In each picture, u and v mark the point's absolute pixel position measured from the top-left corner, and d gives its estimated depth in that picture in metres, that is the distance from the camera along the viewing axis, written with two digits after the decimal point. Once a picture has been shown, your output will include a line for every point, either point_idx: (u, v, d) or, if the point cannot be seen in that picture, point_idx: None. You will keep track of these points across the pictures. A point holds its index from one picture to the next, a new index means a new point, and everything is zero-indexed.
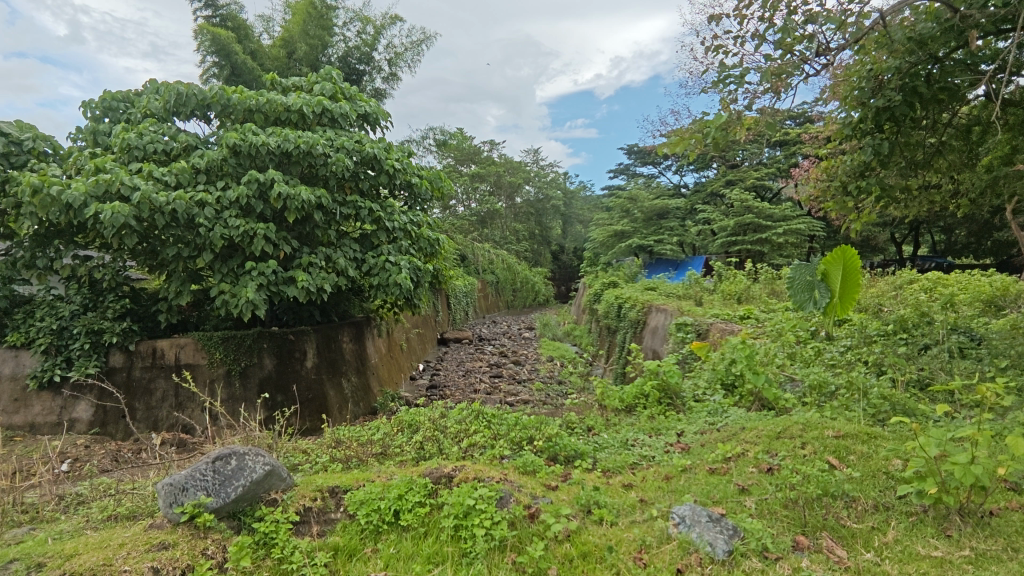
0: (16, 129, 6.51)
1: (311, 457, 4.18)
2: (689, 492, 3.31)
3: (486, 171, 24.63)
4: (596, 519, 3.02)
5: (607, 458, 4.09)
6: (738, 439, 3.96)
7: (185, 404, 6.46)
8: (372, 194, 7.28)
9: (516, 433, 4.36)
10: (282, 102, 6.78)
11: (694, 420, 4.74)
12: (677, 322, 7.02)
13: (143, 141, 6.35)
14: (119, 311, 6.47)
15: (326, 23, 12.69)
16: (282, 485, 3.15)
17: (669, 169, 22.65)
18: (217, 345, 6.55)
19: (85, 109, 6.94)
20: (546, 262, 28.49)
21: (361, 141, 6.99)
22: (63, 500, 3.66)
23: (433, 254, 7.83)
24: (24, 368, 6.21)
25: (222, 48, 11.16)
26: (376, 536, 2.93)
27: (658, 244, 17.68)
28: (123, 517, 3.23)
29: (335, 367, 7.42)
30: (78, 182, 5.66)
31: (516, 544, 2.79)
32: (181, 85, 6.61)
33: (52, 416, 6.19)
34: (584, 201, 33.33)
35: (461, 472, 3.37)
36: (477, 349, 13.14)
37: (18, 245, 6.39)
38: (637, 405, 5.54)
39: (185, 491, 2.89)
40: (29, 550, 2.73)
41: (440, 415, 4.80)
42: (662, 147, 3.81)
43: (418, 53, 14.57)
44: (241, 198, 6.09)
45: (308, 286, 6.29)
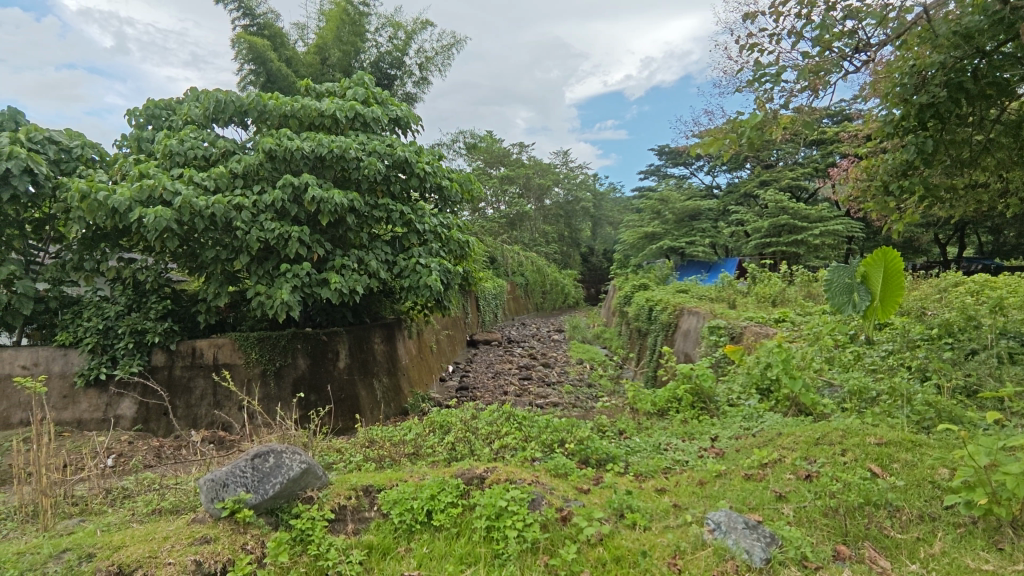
0: (66, 137, 6.79)
1: (345, 456, 4.25)
2: (724, 498, 3.25)
3: (515, 173, 24.71)
4: (629, 524, 2.98)
5: (640, 462, 4.05)
6: (774, 444, 3.88)
7: (223, 402, 6.66)
8: (403, 197, 7.37)
9: (547, 435, 4.35)
10: (316, 108, 6.92)
11: (728, 425, 4.65)
12: (709, 325, 6.91)
13: (184, 147, 6.56)
14: (161, 312, 6.69)
15: (359, 29, 12.92)
16: (317, 483, 3.21)
17: (701, 169, 22.32)
18: (253, 345, 6.73)
19: (130, 117, 7.21)
20: (576, 265, 28.40)
21: (392, 144, 7.09)
22: (110, 494, 3.80)
23: (463, 256, 7.87)
24: (72, 366, 6.44)
25: (258, 55, 11.47)
26: (409, 535, 2.96)
27: (690, 246, 17.44)
28: (166, 512, 3.34)
29: (367, 368, 7.52)
30: (123, 187, 5.88)
31: (548, 547, 2.79)
32: (220, 93, 6.81)
33: (98, 412, 6.43)
34: (614, 203, 33.12)
35: (493, 473, 3.38)
36: (507, 351, 13.17)
37: (67, 248, 6.67)
38: (670, 410, 5.48)
39: (225, 488, 2.95)
40: (80, 541, 2.84)
41: (471, 416, 4.82)
42: (696, 148, 3.76)
43: (448, 57, 14.69)
44: (276, 202, 6.24)
45: (341, 288, 6.39)
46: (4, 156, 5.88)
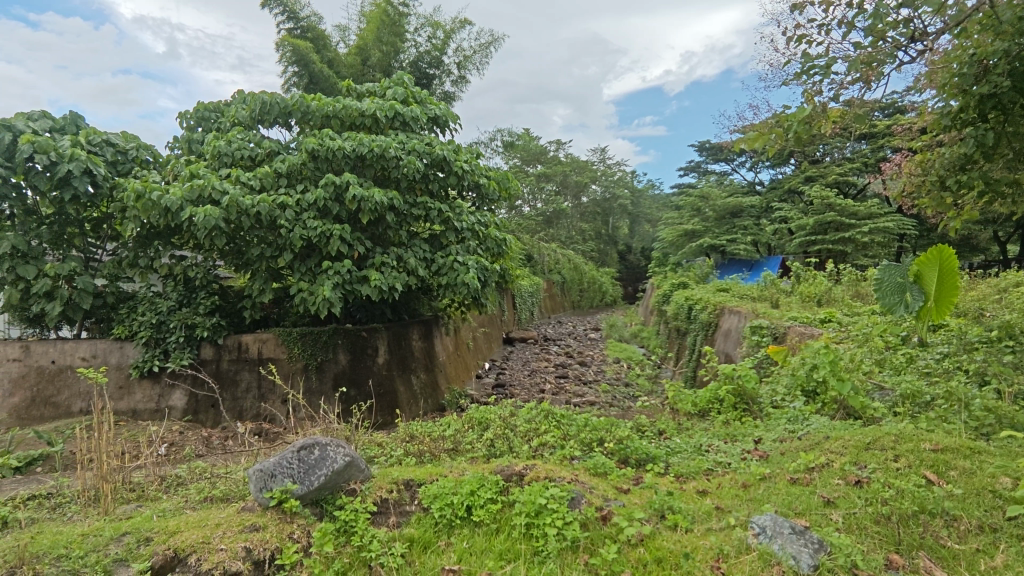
0: (122, 139, 7.11)
1: (386, 450, 4.31)
2: (769, 502, 3.17)
3: (552, 171, 24.65)
4: (670, 525, 2.94)
5: (681, 463, 3.98)
6: (821, 448, 3.76)
7: (268, 396, 6.87)
8: (441, 195, 7.44)
9: (586, 434, 4.33)
10: (357, 108, 7.05)
11: (772, 427, 4.53)
12: (751, 325, 6.75)
13: (232, 148, 6.78)
14: (209, 307, 6.93)
15: (399, 30, 13.09)
16: (360, 476, 3.27)
17: (743, 165, 21.78)
18: (296, 341, 6.90)
19: (182, 119, 7.49)
20: (613, 262, 28.14)
21: (431, 143, 7.16)
22: (164, 481, 3.96)
23: (501, 254, 7.88)
24: (127, 358, 6.74)
25: (302, 57, 11.75)
26: (449, 530, 2.99)
27: (731, 243, 17.05)
28: (217, 499, 3.46)
29: (405, 364, 7.63)
30: (175, 187, 6.11)
31: (588, 546, 2.77)
32: (265, 95, 7.00)
33: (152, 403, 6.71)
34: (653, 200, 32.66)
35: (532, 471, 3.39)
36: (543, 350, 13.15)
37: (124, 246, 6.98)
38: (711, 411, 5.37)
39: (274, 478, 3.06)
40: (138, 525, 2.97)
41: (509, 413, 4.84)
42: (739, 143, 3.66)
43: (487, 55, 14.72)
44: (319, 201, 6.39)
45: (380, 285, 6.50)
46: (66, 158, 6.18)
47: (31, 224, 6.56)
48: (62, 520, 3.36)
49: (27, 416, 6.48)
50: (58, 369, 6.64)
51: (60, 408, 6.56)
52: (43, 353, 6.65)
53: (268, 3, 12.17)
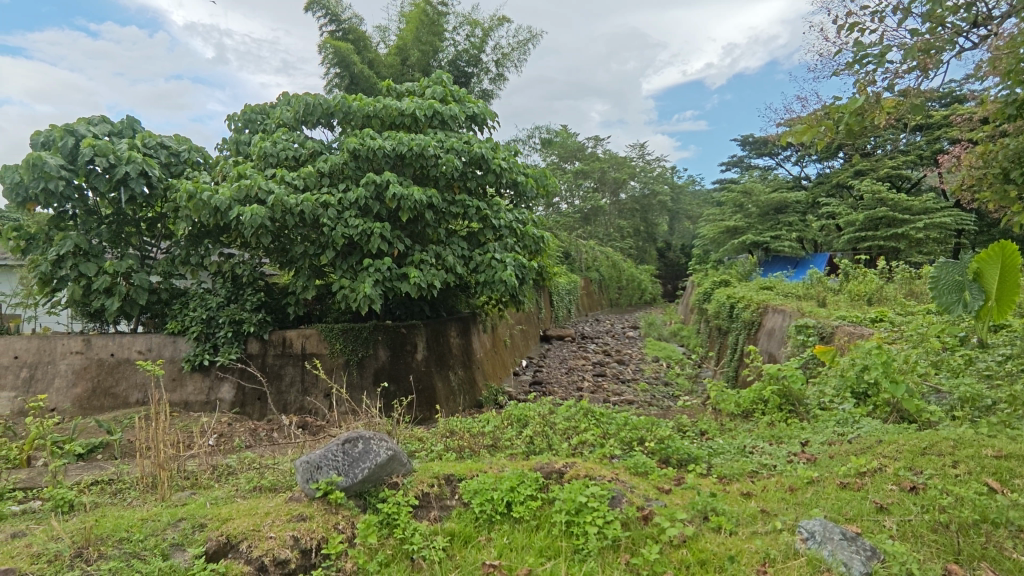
0: (175, 142, 7.40)
1: (426, 445, 4.36)
2: (819, 506, 3.07)
3: (590, 167, 24.46)
4: (714, 527, 2.88)
5: (724, 464, 3.89)
6: (873, 452, 3.62)
7: (310, 389, 7.06)
8: (479, 193, 7.49)
9: (626, 433, 4.29)
10: (397, 107, 7.14)
11: (820, 429, 4.39)
12: (796, 324, 6.55)
13: (277, 149, 6.97)
14: (256, 303, 7.15)
15: (437, 29, 13.19)
16: (403, 470, 3.32)
17: (788, 160, 21.14)
18: (337, 336, 7.05)
19: (230, 122, 7.75)
20: (652, 260, 27.74)
21: (469, 141, 7.20)
22: (216, 470, 4.11)
23: (538, 252, 7.87)
24: (180, 352, 7.02)
25: (343, 59, 11.98)
26: (490, 525, 3.01)
27: (775, 240, 16.57)
28: (265, 489, 3.57)
29: (443, 360, 7.71)
30: (224, 187, 6.32)
31: (630, 545, 2.75)
32: (309, 96, 7.17)
33: (202, 395, 6.97)
34: (693, 196, 32.02)
35: (572, 469, 3.39)
36: (580, 348, 13.09)
37: (176, 244, 7.27)
38: (755, 411, 5.24)
39: (319, 469, 3.13)
40: (193, 511, 3.09)
41: (548, 411, 4.84)
42: (787, 137, 3.53)
43: (524, 52, 14.71)
44: (360, 200, 6.51)
45: (419, 282, 6.59)
46: (124, 160, 6.48)
47: (91, 223, 6.90)
48: (122, 505, 3.53)
49: (88, 406, 6.83)
50: (116, 362, 6.98)
51: (118, 399, 6.90)
52: (102, 346, 6.99)
53: (311, 7, 12.46)
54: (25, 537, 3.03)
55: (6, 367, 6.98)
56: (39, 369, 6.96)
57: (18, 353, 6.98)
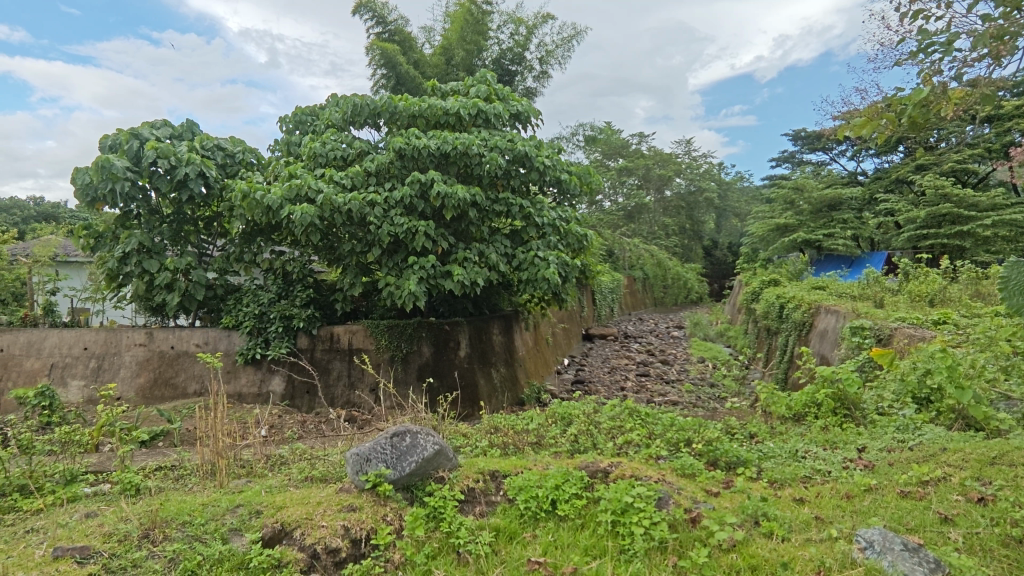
0: (231, 143, 7.68)
1: (471, 441, 4.41)
2: (877, 515, 2.95)
3: (634, 164, 24.16)
4: (765, 532, 2.81)
5: (775, 468, 3.78)
6: (936, 461, 3.46)
7: (357, 384, 7.24)
8: (523, 191, 7.50)
9: (672, 433, 4.21)
10: (442, 106, 7.20)
11: (878, 435, 4.21)
12: (851, 325, 6.28)
13: (326, 149, 7.17)
14: (305, 299, 7.37)
15: (482, 28, 13.27)
16: (448, 465, 3.37)
17: (843, 154, 20.31)
18: (383, 332, 7.21)
19: (281, 124, 8.01)
20: (698, 258, 27.17)
21: (513, 140, 7.21)
22: (269, 460, 4.26)
23: (582, 250, 7.81)
24: (234, 346, 7.30)
25: (390, 60, 12.19)
26: (535, 522, 3.01)
27: (828, 238, 15.94)
28: (316, 479, 3.68)
29: (485, 357, 7.77)
30: (276, 187, 6.52)
31: (677, 548, 2.71)
32: (357, 97, 7.33)
33: (254, 387, 7.23)
34: (741, 193, 31.20)
35: (618, 469, 3.37)
36: (623, 347, 12.94)
37: (231, 242, 7.56)
38: (808, 415, 5.07)
39: (368, 462, 3.21)
40: (249, 498, 3.21)
41: (593, 410, 4.82)
42: (844, 131, 3.38)
43: (569, 49, 14.63)
44: (405, 198, 6.61)
45: (463, 280, 6.65)
46: (184, 162, 6.79)
47: (154, 222, 7.25)
48: (184, 490, 3.71)
49: (150, 396, 7.19)
50: (175, 354, 7.31)
51: (177, 389, 7.23)
52: (163, 339, 7.34)
53: (359, 10, 12.74)
54: (98, 517, 3.22)
55: (77, 358, 7.42)
56: (106, 359, 7.37)
57: (87, 345, 7.41)
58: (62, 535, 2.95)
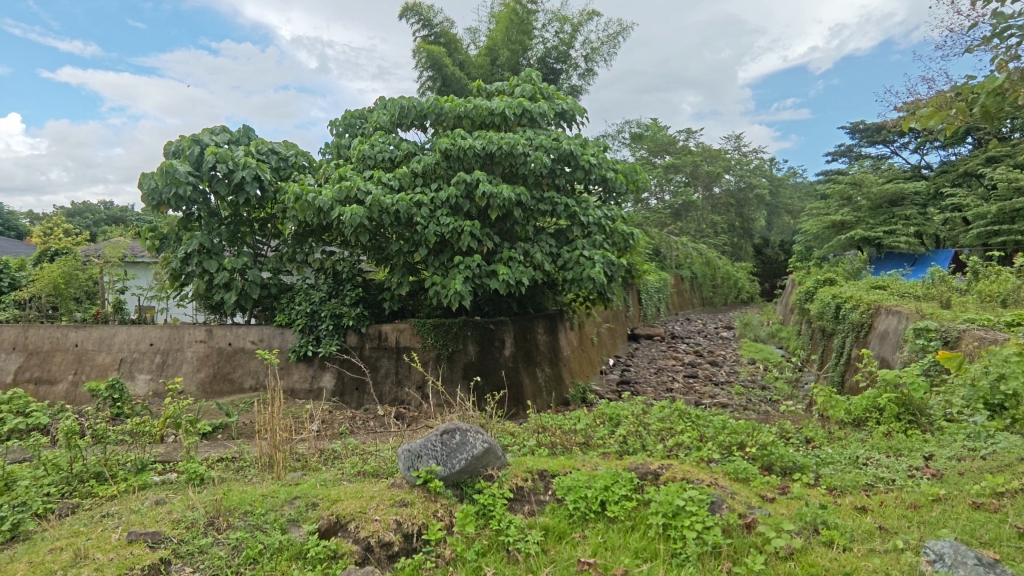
0: (284, 147, 7.95)
1: (519, 440, 4.42)
2: (947, 527, 2.80)
3: (681, 161, 23.71)
4: (825, 541, 2.71)
5: (834, 475, 3.64)
6: (1012, 471, 3.25)
7: (404, 381, 7.38)
8: (568, 190, 7.47)
9: (724, 436, 4.10)
10: (487, 107, 7.25)
11: (947, 442, 3.99)
12: (914, 327, 5.95)
13: (375, 151, 7.34)
14: (354, 298, 7.54)
15: (527, 27, 13.28)
16: (497, 464, 3.39)
17: (905, 147, 19.34)
18: (429, 331, 7.32)
19: (332, 127, 8.23)
20: (748, 257, 26.44)
21: (558, 138, 7.19)
22: (323, 454, 4.39)
23: (628, 248, 7.71)
24: (288, 343, 7.56)
25: (436, 62, 12.35)
26: (584, 523, 3.00)
27: (889, 235, 15.18)
28: (369, 474, 3.77)
29: (530, 357, 7.77)
30: (327, 189, 6.69)
31: (732, 553, 2.64)
32: (404, 99, 7.45)
33: (306, 383, 7.46)
34: (794, 189, 30.16)
35: (668, 472, 3.33)
36: (671, 347, 12.71)
37: (285, 242, 7.82)
38: (869, 420, 4.85)
39: (419, 458, 3.26)
40: (306, 491, 3.32)
41: (642, 411, 4.76)
42: (909, 122, 3.20)
43: (614, 45, 14.48)
44: (451, 199, 6.68)
45: (508, 279, 6.67)
46: (241, 166, 7.08)
47: (214, 224, 7.56)
48: (244, 481, 3.87)
49: (210, 390, 7.53)
50: (233, 350, 7.63)
51: (234, 384, 7.54)
52: (222, 336, 7.67)
53: (405, 14, 12.95)
54: (166, 504, 3.40)
55: (143, 353, 7.83)
56: (170, 355, 7.75)
57: (153, 341, 7.81)
58: (135, 520, 3.12)
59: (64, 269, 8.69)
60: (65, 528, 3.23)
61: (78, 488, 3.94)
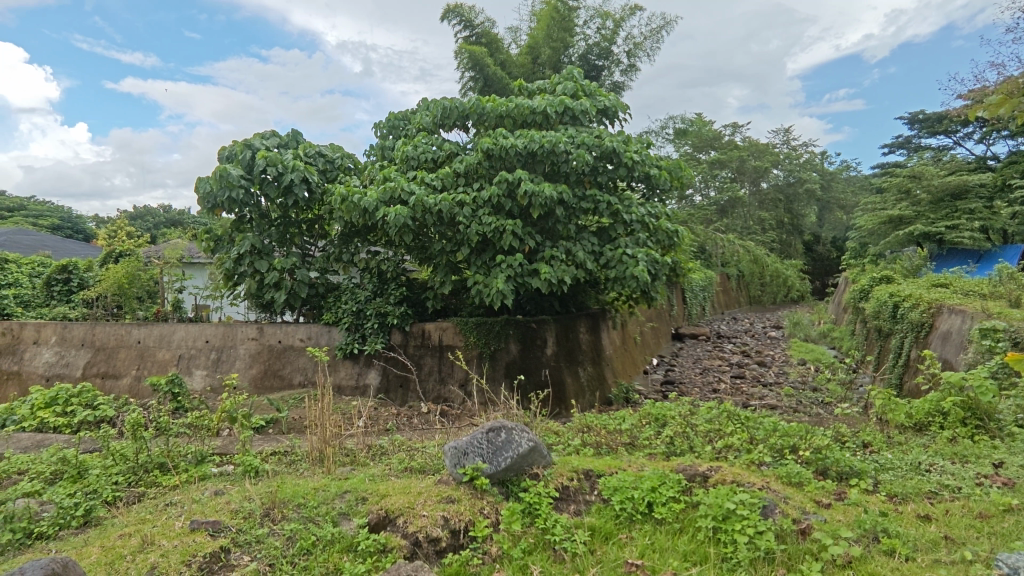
0: (331, 150, 8.15)
1: (563, 439, 4.39)
2: (1021, 539, 2.64)
3: (727, 156, 23.13)
4: (886, 550, 2.60)
5: (894, 481, 3.48)
6: None
7: (447, 379, 7.46)
8: (610, 187, 7.39)
9: (775, 439, 3.98)
10: (529, 106, 7.25)
11: (1019, 451, 3.79)
12: (981, 327, 5.62)
13: (418, 152, 7.45)
14: (399, 297, 7.66)
15: (568, 25, 13.21)
16: (543, 462, 3.39)
17: (969, 138, 18.33)
18: (472, 330, 7.38)
19: (376, 130, 8.39)
20: (798, 254, 25.57)
21: (600, 135, 7.13)
22: (370, 449, 4.48)
23: (673, 246, 7.57)
24: (334, 341, 7.76)
25: (478, 62, 12.42)
26: (631, 524, 2.96)
27: (951, 231, 14.41)
28: (416, 470, 3.84)
29: (572, 356, 7.72)
30: (372, 190, 6.82)
31: (786, 560, 2.57)
32: (446, 100, 7.53)
33: (352, 380, 7.63)
34: (847, 183, 29.01)
35: (718, 474, 3.26)
36: (717, 347, 12.41)
37: (331, 243, 8.01)
38: (931, 425, 4.61)
39: (466, 455, 3.29)
40: (356, 485, 3.40)
41: (689, 412, 4.67)
42: (976, 111, 3.02)
43: (658, 40, 14.26)
44: (493, 198, 6.71)
45: (550, 278, 6.65)
46: (290, 169, 7.30)
47: (264, 225, 7.81)
48: (297, 474, 3.99)
49: (261, 386, 7.80)
50: (283, 347, 7.88)
51: (284, 380, 7.78)
52: (273, 334, 7.93)
53: (447, 15, 13.07)
54: (225, 495, 3.54)
55: (200, 350, 8.18)
56: (224, 351, 8.07)
57: (208, 338, 8.15)
58: (196, 509, 3.27)
59: (127, 269, 9.16)
60: (132, 515, 3.41)
61: (143, 478, 4.15)
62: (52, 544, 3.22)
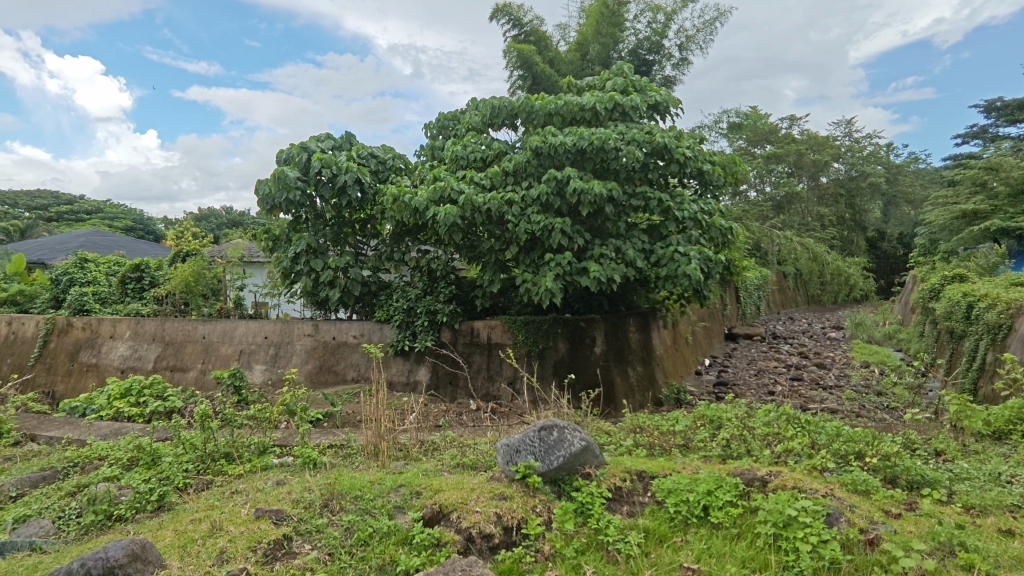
0: (383, 151, 8.32)
1: (615, 439, 4.34)
2: None
3: (784, 150, 22.29)
4: (964, 565, 2.45)
5: (971, 492, 3.28)
6: None
7: (495, 377, 7.52)
8: (662, 184, 7.24)
9: (839, 444, 3.81)
10: (578, 103, 7.18)
11: None
12: None
13: (467, 152, 7.52)
14: (448, 295, 7.76)
15: (618, 20, 13.03)
16: (595, 462, 3.36)
17: None
18: (520, 328, 7.42)
19: (426, 130, 8.52)
20: (860, 252, 24.41)
21: (651, 131, 7.00)
22: (423, 445, 4.56)
23: (726, 244, 7.36)
24: (386, 338, 7.93)
25: (526, 60, 12.42)
26: (686, 527, 2.90)
27: None
28: (467, 466, 3.88)
29: (622, 355, 7.62)
30: (422, 190, 6.92)
31: (853, 571, 2.46)
32: (495, 99, 7.56)
33: (403, 376, 7.77)
34: (915, 176, 27.48)
35: (778, 479, 3.16)
36: (773, 348, 12.00)
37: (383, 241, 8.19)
38: (1012, 434, 4.32)
39: (518, 453, 3.29)
40: (409, 480, 3.46)
41: (746, 415, 4.54)
42: None
43: (712, 32, 13.88)
44: (542, 196, 6.70)
45: (599, 276, 6.58)
46: (343, 170, 7.50)
47: (320, 225, 8.05)
48: (352, 467, 4.10)
49: (316, 380, 8.05)
50: (337, 344, 8.12)
51: (338, 376, 8.01)
52: (327, 331, 8.19)
53: (496, 15, 13.14)
54: (286, 485, 3.68)
55: (259, 345, 8.52)
56: (282, 347, 8.39)
57: (268, 334, 8.48)
58: (260, 498, 3.40)
59: (193, 268, 9.63)
60: (201, 502, 3.59)
61: (210, 466, 4.36)
62: (130, 526, 3.44)
